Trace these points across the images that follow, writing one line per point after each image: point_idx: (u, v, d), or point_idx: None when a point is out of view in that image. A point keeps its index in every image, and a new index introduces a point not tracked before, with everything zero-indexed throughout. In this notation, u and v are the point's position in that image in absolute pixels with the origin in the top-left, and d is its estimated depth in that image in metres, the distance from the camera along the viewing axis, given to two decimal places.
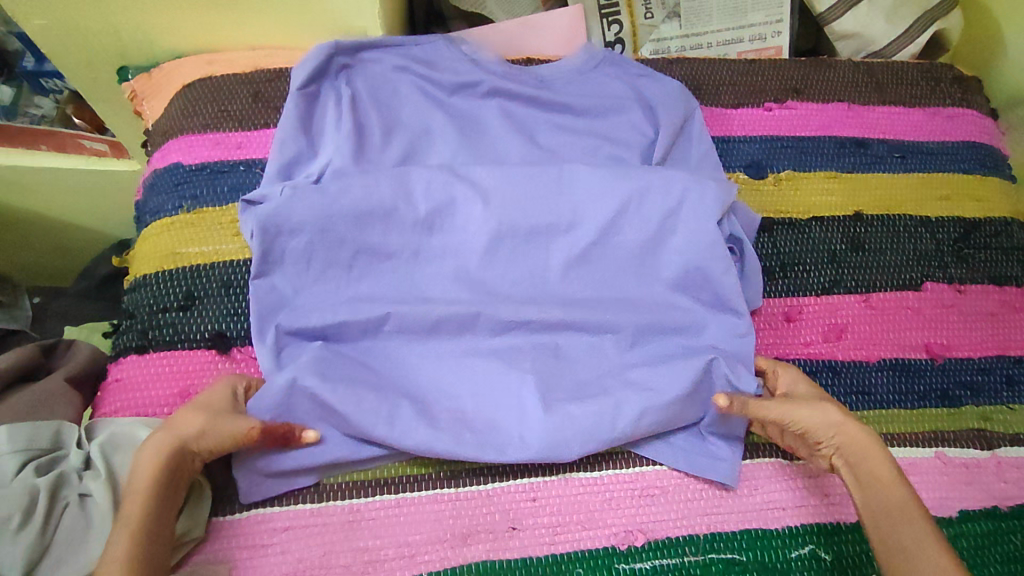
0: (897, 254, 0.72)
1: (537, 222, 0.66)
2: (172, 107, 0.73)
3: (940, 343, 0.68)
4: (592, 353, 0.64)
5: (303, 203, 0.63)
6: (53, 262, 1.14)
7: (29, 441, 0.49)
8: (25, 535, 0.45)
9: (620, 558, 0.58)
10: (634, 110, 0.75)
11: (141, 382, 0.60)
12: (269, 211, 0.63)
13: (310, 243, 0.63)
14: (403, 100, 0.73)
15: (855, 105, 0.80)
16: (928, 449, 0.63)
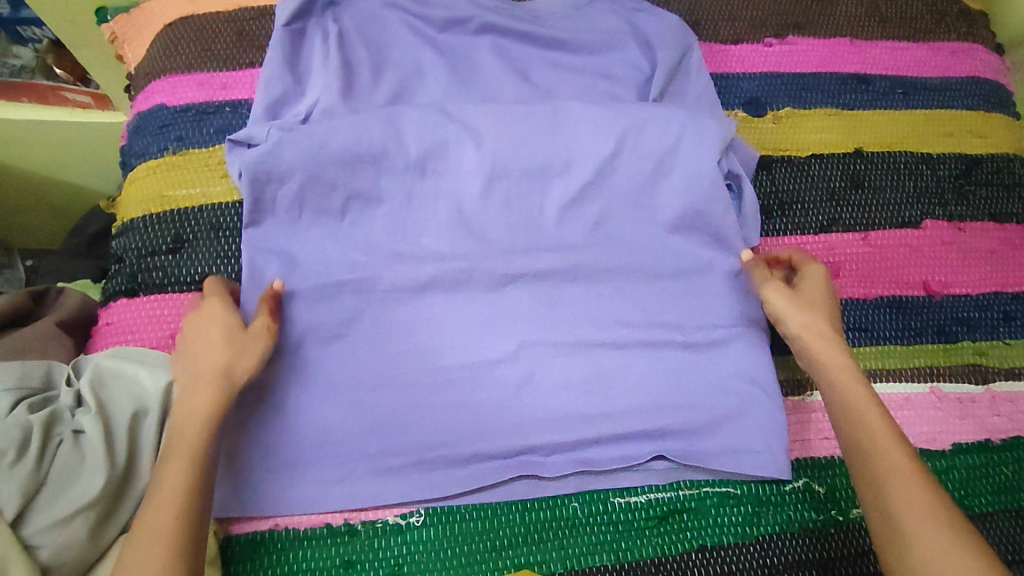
0: (897, 191, 0.71)
1: (531, 162, 0.65)
2: (154, 48, 0.71)
3: (939, 280, 0.68)
4: (588, 292, 0.63)
5: (293, 145, 0.62)
6: (41, 222, 1.11)
7: (21, 379, 0.50)
8: (20, 470, 0.46)
9: (616, 493, 0.58)
10: (631, 46, 0.72)
11: (132, 325, 0.59)
12: (258, 154, 0.61)
13: (300, 186, 0.62)
14: (392, 39, 0.71)
15: (857, 40, 0.78)
16: (923, 384, 0.63)
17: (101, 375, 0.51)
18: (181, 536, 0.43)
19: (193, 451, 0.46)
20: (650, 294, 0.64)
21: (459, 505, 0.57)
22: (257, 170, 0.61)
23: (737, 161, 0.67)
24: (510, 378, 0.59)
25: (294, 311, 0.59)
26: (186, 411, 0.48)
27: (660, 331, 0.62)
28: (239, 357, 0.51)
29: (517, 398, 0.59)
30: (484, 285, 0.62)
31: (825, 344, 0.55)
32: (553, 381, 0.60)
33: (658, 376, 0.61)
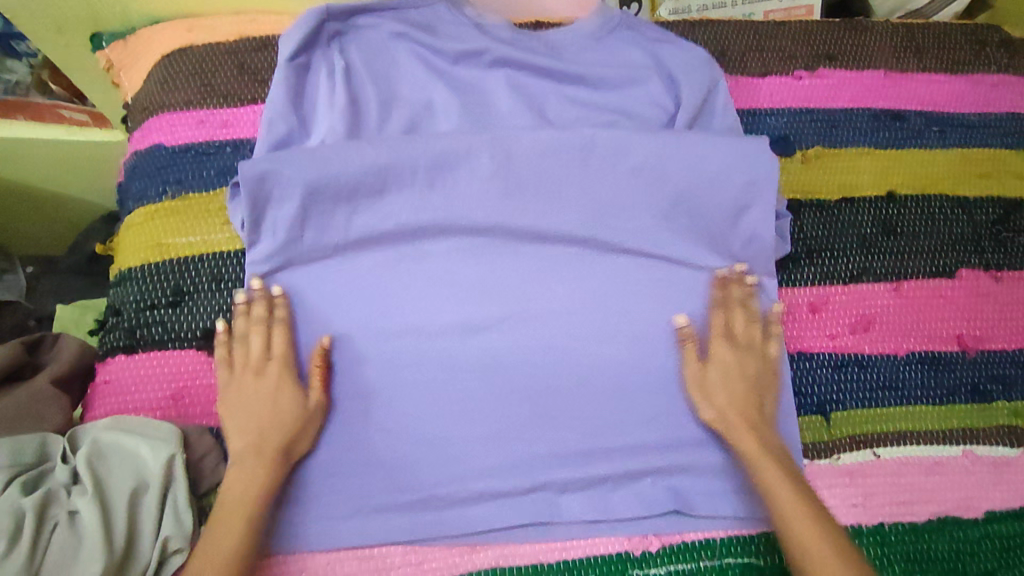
0: (933, 238, 0.68)
1: (546, 219, 0.63)
2: (151, 81, 0.67)
3: (973, 334, 0.65)
4: (602, 345, 0.61)
5: (293, 164, 0.59)
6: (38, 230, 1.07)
7: (13, 458, 0.47)
8: (13, 559, 0.43)
9: (634, 564, 0.57)
10: (654, 81, 0.68)
11: (130, 385, 0.56)
12: (262, 164, 0.58)
13: (300, 205, 0.59)
14: (401, 72, 0.67)
15: (892, 73, 0.74)
16: (955, 448, 0.61)
17: (98, 450, 0.49)
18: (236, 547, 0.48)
19: (264, 490, 0.51)
20: (667, 353, 0.62)
21: None
22: (256, 189, 0.59)
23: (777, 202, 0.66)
24: (524, 442, 0.59)
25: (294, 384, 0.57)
26: (259, 453, 0.53)
27: (677, 396, 0.61)
28: (281, 340, 0.57)
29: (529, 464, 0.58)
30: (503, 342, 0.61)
31: (265, 385, 0.56)
32: (570, 443, 0.59)
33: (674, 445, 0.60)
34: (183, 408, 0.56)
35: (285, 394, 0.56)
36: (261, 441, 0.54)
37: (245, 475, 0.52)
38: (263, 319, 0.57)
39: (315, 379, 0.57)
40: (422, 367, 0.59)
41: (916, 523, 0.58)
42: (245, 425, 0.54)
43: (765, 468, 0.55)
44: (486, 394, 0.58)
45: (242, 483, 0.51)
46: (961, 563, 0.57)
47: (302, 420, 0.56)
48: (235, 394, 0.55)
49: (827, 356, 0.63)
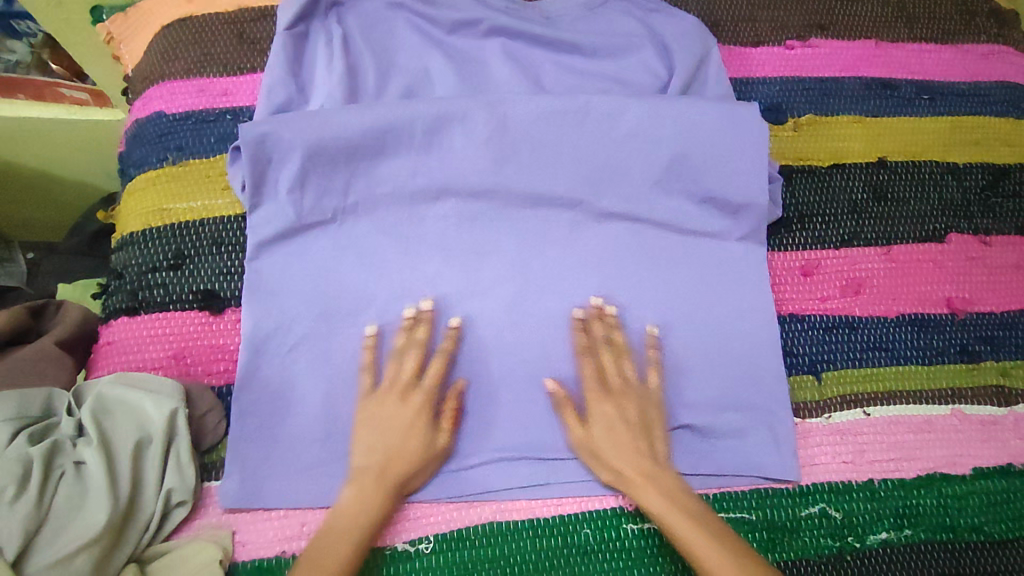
0: (922, 204, 0.69)
1: (540, 184, 0.64)
2: (151, 51, 0.68)
3: (962, 296, 0.66)
4: (597, 308, 0.62)
5: (293, 127, 0.60)
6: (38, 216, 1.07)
7: (20, 409, 0.48)
8: (21, 505, 0.45)
9: (628, 518, 0.57)
10: (647, 50, 0.69)
11: (132, 345, 0.57)
12: (263, 125, 0.60)
13: (301, 166, 0.60)
14: (398, 41, 0.68)
15: (883, 43, 0.75)
16: (944, 406, 0.62)
17: (103, 404, 0.50)
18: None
19: (374, 516, 0.51)
20: (662, 317, 0.63)
21: (469, 530, 0.55)
22: (258, 151, 0.60)
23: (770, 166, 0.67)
24: (520, 404, 0.59)
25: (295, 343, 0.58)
26: (377, 481, 0.53)
27: (673, 359, 0.62)
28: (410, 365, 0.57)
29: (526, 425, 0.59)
30: (498, 305, 0.61)
31: (408, 412, 0.55)
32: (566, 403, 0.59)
33: (671, 408, 0.60)
34: (186, 367, 0.57)
35: (419, 429, 0.55)
36: (390, 468, 0.53)
37: (357, 497, 0.52)
38: (421, 343, 0.58)
39: (446, 422, 0.57)
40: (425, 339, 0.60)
41: (905, 479, 0.59)
42: (612, 451, 0.55)
43: (647, 494, 0.54)
44: (586, 426, 0.57)
45: (357, 505, 0.52)
46: (949, 517, 0.58)
47: (604, 447, 0.56)
48: (599, 408, 0.57)
49: (818, 317, 0.64)
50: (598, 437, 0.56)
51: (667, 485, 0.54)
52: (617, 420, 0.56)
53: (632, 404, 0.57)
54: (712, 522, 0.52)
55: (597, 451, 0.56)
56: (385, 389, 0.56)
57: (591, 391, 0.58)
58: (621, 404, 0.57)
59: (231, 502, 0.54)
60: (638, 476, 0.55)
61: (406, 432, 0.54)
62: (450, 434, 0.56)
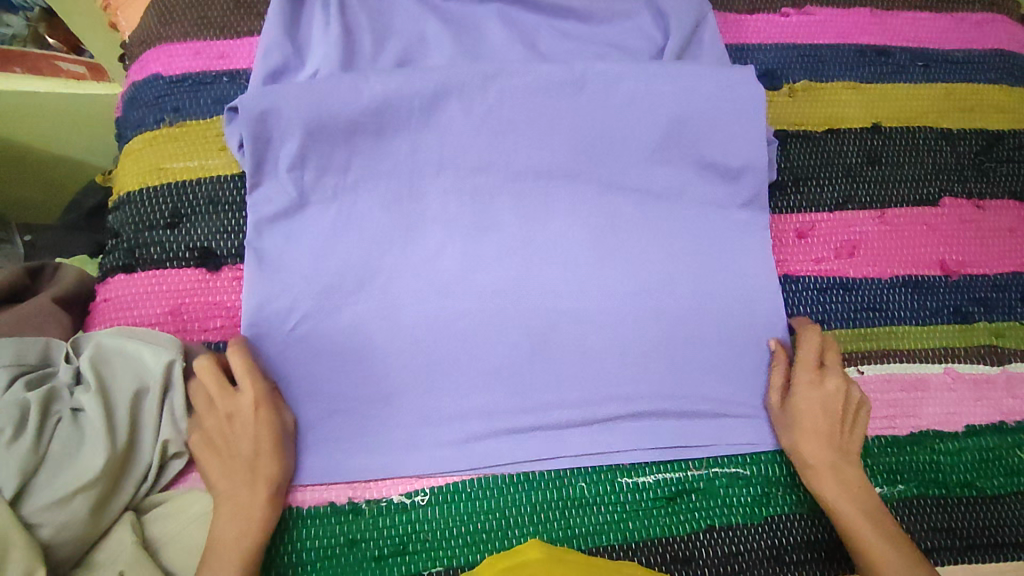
0: (916, 168, 0.69)
1: (537, 145, 0.64)
2: (148, 14, 0.68)
3: (955, 259, 0.66)
4: (593, 267, 0.62)
5: (292, 101, 0.60)
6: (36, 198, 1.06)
7: (17, 356, 0.48)
8: (18, 447, 0.45)
9: (623, 473, 0.57)
10: (643, 15, 0.69)
11: (130, 301, 0.58)
12: (262, 104, 0.59)
13: (301, 144, 0.60)
14: (395, 4, 0.68)
15: (877, 11, 0.75)
16: (937, 365, 0.62)
17: (100, 352, 0.50)
18: None
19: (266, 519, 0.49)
20: (661, 278, 0.62)
21: (464, 484, 0.55)
22: (258, 129, 0.60)
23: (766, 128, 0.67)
24: (517, 364, 0.59)
25: (291, 304, 0.58)
26: (249, 479, 0.50)
27: (671, 319, 0.61)
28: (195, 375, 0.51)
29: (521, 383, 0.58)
30: (494, 264, 0.61)
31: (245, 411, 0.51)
32: (562, 361, 0.59)
33: (668, 367, 0.60)
34: (182, 323, 0.58)
35: (266, 414, 0.51)
36: (237, 471, 0.50)
37: (228, 511, 0.49)
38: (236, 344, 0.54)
39: (280, 400, 0.55)
40: (421, 302, 0.59)
41: (898, 436, 0.60)
42: (812, 438, 0.56)
43: (824, 479, 0.55)
44: (783, 401, 0.59)
45: (231, 521, 0.48)
46: (942, 473, 0.59)
47: (791, 428, 0.57)
48: (808, 402, 0.57)
49: (812, 279, 0.65)
50: (804, 414, 0.57)
51: (845, 469, 0.55)
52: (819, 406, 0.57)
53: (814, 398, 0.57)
54: (868, 500, 0.54)
55: (790, 424, 0.57)
56: (220, 398, 0.51)
57: (802, 380, 0.58)
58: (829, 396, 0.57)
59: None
60: (820, 464, 0.55)
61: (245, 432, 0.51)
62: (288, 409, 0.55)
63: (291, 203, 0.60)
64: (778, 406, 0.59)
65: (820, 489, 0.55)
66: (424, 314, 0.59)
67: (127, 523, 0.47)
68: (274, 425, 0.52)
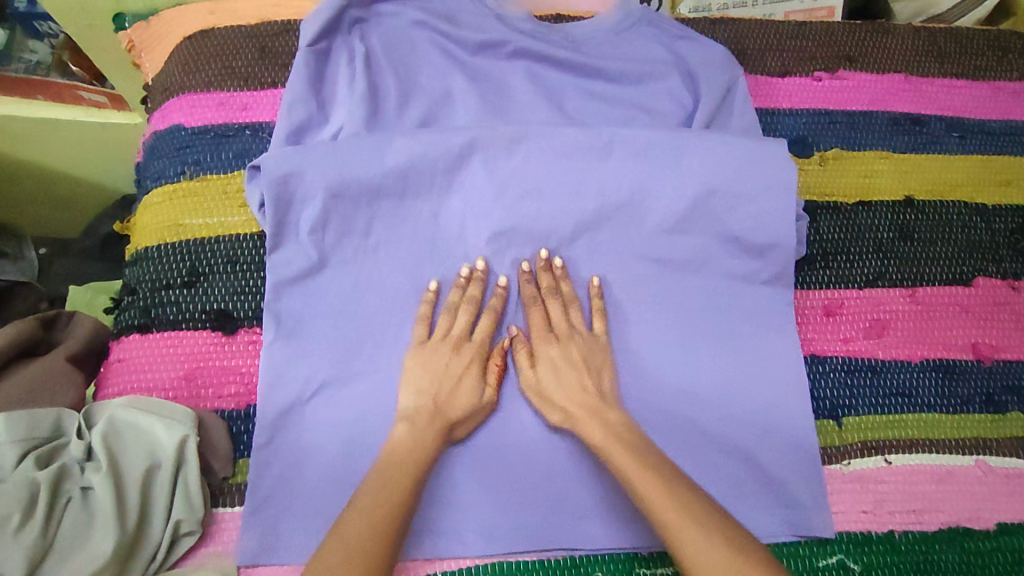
0: (950, 245, 0.67)
1: (561, 208, 0.62)
2: (172, 62, 0.68)
3: (988, 343, 0.64)
4: (617, 341, 0.60)
5: (315, 167, 0.59)
6: (50, 215, 1.05)
7: (29, 432, 0.48)
8: (27, 533, 0.44)
9: (642, 563, 0.55)
10: (673, 77, 0.68)
11: (143, 363, 0.57)
12: (283, 166, 0.58)
13: (323, 207, 0.59)
14: (421, 60, 0.67)
15: (912, 77, 0.73)
16: (967, 457, 0.60)
17: (112, 428, 0.49)
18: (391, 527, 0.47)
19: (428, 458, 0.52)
20: (685, 356, 0.61)
21: (477, 568, 0.54)
22: (280, 192, 0.59)
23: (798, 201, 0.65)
24: (533, 442, 0.57)
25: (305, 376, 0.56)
26: (431, 420, 0.54)
27: (692, 400, 0.60)
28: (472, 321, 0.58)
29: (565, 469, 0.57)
30: (515, 331, 0.60)
31: (459, 362, 0.57)
32: (580, 439, 0.58)
33: (691, 451, 0.58)
34: (195, 389, 0.56)
35: (468, 376, 0.56)
36: (430, 400, 0.54)
37: (420, 441, 0.52)
38: (477, 300, 0.59)
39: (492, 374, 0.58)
40: None
41: (926, 532, 0.57)
42: (610, 384, 0.57)
43: (633, 472, 0.50)
44: (532, 366, 0.58)
45: (414, 451, 0.52)
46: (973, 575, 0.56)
47: (554, 379, 0.56)
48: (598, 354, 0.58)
49: (840, 359, 0.63)
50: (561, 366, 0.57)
51: (666, 470, 0.50)
52: (563, 365, 0.57)
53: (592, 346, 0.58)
54: (635, 441, 0.53)
55: (548, 390, 0.56)
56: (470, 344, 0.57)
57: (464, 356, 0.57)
58: (594, 344, 0.59)
59: (245, 559, 0.51)
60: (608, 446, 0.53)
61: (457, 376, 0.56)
62: (495, 390, 0.57)
63: (311, 266, 0.59)
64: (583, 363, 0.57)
65: (586, 435, 0.54)
66: None
67: None
68: (451, 368, 0.56)
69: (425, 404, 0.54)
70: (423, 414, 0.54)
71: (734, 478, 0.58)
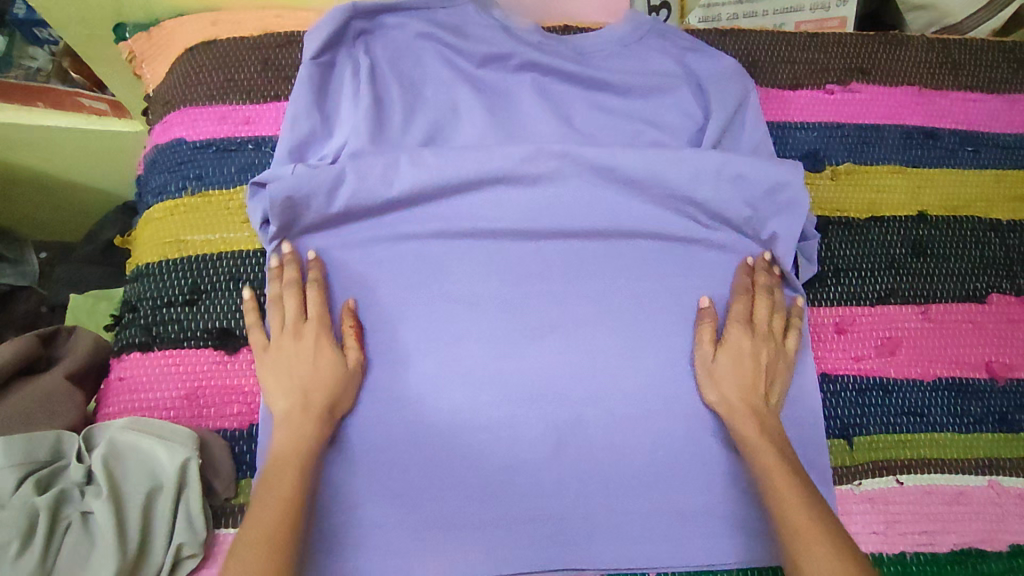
0: (964, 262, 0.66)
1: (569, 224, 0.61)
2: (174, 74, 0.67)
3: (1002, 362, 0.63)
4: (626, 359, 0.59)
5: (319, 187, 0.57)
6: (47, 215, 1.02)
7: (27, 455, 0.46)
8: (25, 561, 0.43)
9: None
10: (683, 90, 0.67)
11: (144, 382, 0.56)
12: (285, 191, 0.56)
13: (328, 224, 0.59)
14: (427, 72, 0.66)
15: (926, 90, 0.72)
16: (980, 478, 0.59)
17: (113, 450, 0.48)
18: (288, 519, 0.46)
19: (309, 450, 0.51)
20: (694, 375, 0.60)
21: None
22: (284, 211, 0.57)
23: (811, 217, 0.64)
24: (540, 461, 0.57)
25: None
26: (305, 413, 0.52)
27: (701, 419, 0.59)
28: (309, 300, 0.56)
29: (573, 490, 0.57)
30: (522, 349, 0.59)
31: (303, 345, 0.54)
32: (587, 459, 0.57)
33: (694, 472, 0.58)
34: (197, 409, 0.56)
35: (323, 347, 0.55)
36: (296, 384, 0.53)
37: (294, 430, 0.51)
38: (297, 282, 0.56)
39: (350, 338, 0.56)
40: (442, 388, 0.57)
41: (937, 554, 0.57)
42: (730, 381, 0.57)
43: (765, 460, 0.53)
44: (543, 383, 0.58)
45: (293, 441, 0.51)
46: None
47: (716, 376, 0.58)
48: (731, 348, 0.58)
49: (851, 379, 0.62)
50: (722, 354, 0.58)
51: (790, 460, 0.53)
52: (745, 355, 0.58)
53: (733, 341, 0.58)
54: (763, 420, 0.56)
55: (712, 372, 0.58)
56: (308, 324, 0.55)
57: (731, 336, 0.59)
58: (760, 341, 0.59)
59: None
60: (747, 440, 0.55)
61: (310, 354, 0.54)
62: (359, 350, 0.56)
63: None
64: (704, 352, 0.59)
65: (739, 430, 0.56)
66: (447, 403, 0.57)
67: None
68: (297, 354, 0.54)
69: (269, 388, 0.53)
70: (283, 403, 0.53)
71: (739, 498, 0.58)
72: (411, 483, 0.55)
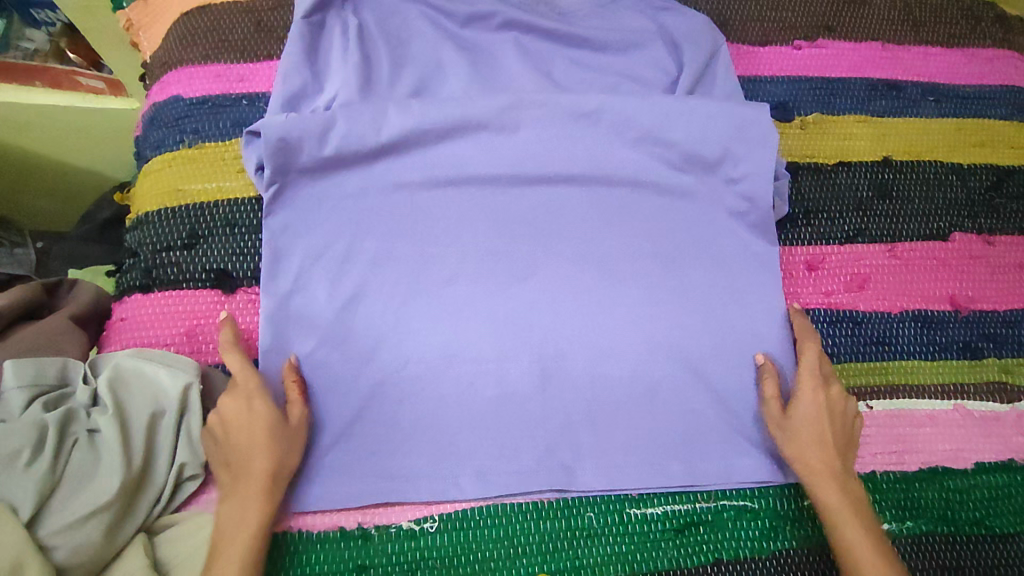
0: (928, 203, 0.69)
1: (553, 173, 0.64)
2: (170, 37, 0.70)
3: (965, 294, 0.66)
4: (608, 295, 0.62)
5: (311, 136, 0.60)
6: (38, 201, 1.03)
7: (35, 378, 0.50)
8: (35, 469, 0.46)
9: (632, 503, 0.57)
10: (657, 45, 0.70)
11: (145, 321, 0.58)
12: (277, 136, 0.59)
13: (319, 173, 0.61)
14: (413, 32, 0.69)
15: (889, 45, 0.76)
16: (945, 402, 0.62)
17: (117, 374, 0.51)
18: None
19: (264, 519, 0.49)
20: (673, 310, 0.62)
21: (472, 512, 0.56)
22: (277, 157, 0.60)
23: (781, 161, 0.67)
24: (528, 392, 0.59)
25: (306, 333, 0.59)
26: (245, 472, 0.50)
27: (681, 350, 0.61)
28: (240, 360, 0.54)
29: (560, 419, 0.59)
30: (508, 288, 0.61)
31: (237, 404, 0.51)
32: (572, 388, 0.59)
33: (677, 401, 0.60)
34: (197, 345, 0.58)
35: (261, 403, 0.52)
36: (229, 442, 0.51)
37: (240, 502, 0.49)
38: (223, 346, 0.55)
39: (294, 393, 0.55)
40: (431, 324, 0.60)
41: (905, 473, 0.59)
42: (807, 445, 0.56)
43: (845, 526, 0.53)
44: (531, 321, 0.61)
45: (236, 512, 0.49)
46: (951, 510, 0.58)
47: (790, 435, 0.57)
48: (807, 410, 0.57)
49: (823, 312, 0.65)
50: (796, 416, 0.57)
51: (869, 517, 0.54)
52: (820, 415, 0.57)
53: (811, 409, 0.57)
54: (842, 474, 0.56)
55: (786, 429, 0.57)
56: (240, 384, 0.52)
57: (805, 390, 0.58)
58: (836, 400, 0.58)
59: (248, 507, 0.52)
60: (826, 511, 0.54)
61: (246, 409, 0.51)
62: (301, 403, 0.55)
63: (307, 228, 0.61)
64: (775, 411, 0.58)
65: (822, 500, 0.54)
66: (436, 338, 0.59)
67: (138, 545, 0.48)
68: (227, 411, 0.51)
69: (209, 462, 0.51)
70: (225, 476, 0.50)
71: (720, 423, 0.60)
72: (402, 413, 0.57)
